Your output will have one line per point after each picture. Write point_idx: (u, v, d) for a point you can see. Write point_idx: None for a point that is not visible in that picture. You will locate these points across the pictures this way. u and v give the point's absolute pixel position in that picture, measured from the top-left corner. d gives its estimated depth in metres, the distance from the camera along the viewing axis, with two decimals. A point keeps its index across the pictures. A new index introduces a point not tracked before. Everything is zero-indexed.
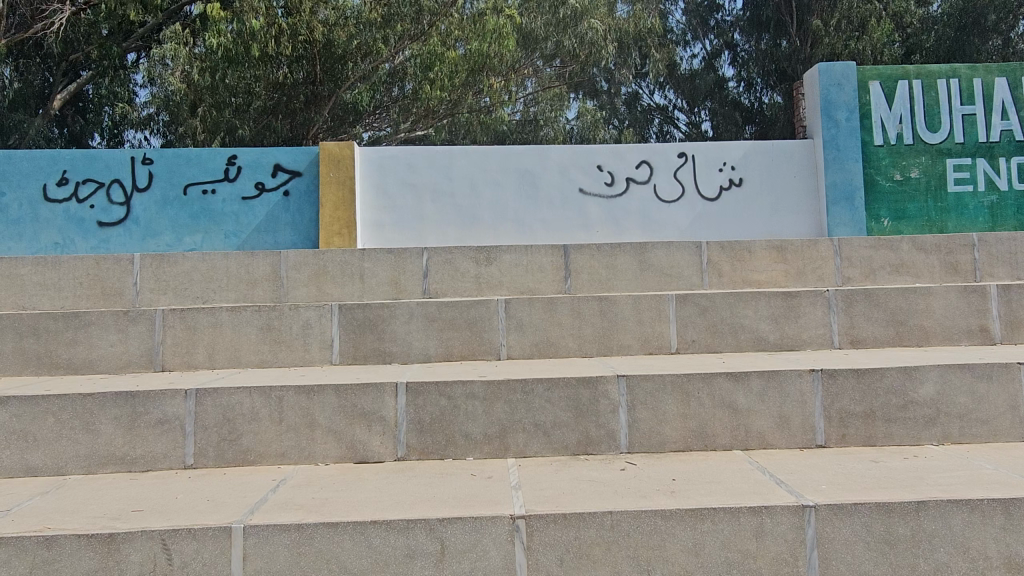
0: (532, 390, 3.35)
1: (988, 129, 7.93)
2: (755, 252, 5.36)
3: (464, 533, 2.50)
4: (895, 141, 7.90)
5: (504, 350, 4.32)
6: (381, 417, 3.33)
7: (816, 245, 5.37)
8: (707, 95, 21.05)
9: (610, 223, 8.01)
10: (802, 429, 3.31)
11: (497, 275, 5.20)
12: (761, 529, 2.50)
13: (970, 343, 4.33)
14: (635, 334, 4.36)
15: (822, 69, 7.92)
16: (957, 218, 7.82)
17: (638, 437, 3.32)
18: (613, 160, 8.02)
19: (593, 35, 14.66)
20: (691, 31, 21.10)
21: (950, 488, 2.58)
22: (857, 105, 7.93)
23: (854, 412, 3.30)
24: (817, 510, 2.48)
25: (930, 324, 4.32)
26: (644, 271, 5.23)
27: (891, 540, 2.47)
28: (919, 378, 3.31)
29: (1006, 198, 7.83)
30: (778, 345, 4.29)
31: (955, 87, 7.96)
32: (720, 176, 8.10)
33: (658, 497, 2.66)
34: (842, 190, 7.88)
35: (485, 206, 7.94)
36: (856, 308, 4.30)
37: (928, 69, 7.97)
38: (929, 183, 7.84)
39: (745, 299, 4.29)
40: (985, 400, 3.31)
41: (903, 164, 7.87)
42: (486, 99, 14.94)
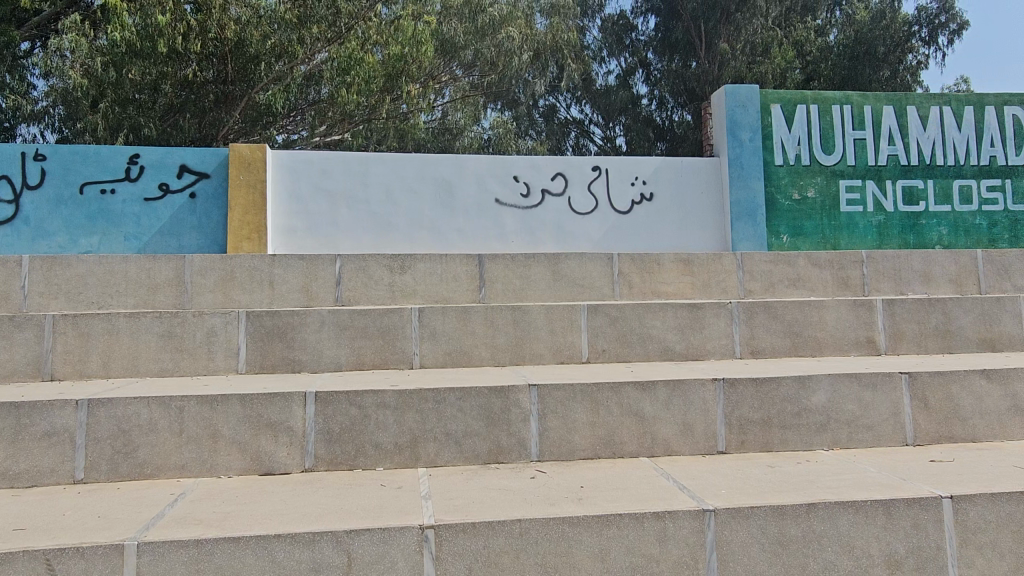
0: (444, 398, 3.34)
1: (877, 154, 8.43)
2: (664, 264, 5.54)
3: (372, 545, 2.46)
4: (794, 162, 8.33)
5: (417, 359, 4.29)
6: (288, 427, 3.24)
7: (721, 258, 5.58)
8: (620, 111, 21.47)
9: (526, 234, 8.09)
10: (704, 436, 3.44)
11: (411, 283, 5.16)
12: (664, 533, 2.57)
13: (858, 353, 4.59)
14: (547, 344, 4.41)
15: (728, 91, 8.28)
16: (848, 236, 8.28)
17: (549, 445, 3.36)
18: (529, 171, 8.12)
19: (510, 44, 15.04)
20: (607, 48, 21.54)
21: (838, 491, 2.73)
22: (759, 126, 8.33)
23: (753, 419, 3.45)
24: (716, 514, 2.58)
25: (823, 335, 4.57)
26: (558, 281, 5.30)
27: (784, 541, 2.59)
28: (812, 387, 3.49)
29: (892, 218, 8.32)
30: (684, 354, 4.45)
31: (847, 113, 8.45)
32: (632, 190, 8.33)
33: (566, 504, 2.70)
34: (746, 207, 8.24)
35: (400, 213, 7.87)
36: (756, 319, 4.51)
37: (824, 95, 8.43)
38: (824, 203, 8.29)
39: (653, 309, 4.43)
40: (870, 407, 3.51)
41: (801, 184, 8.31)
42: (404, 106, 14.81)
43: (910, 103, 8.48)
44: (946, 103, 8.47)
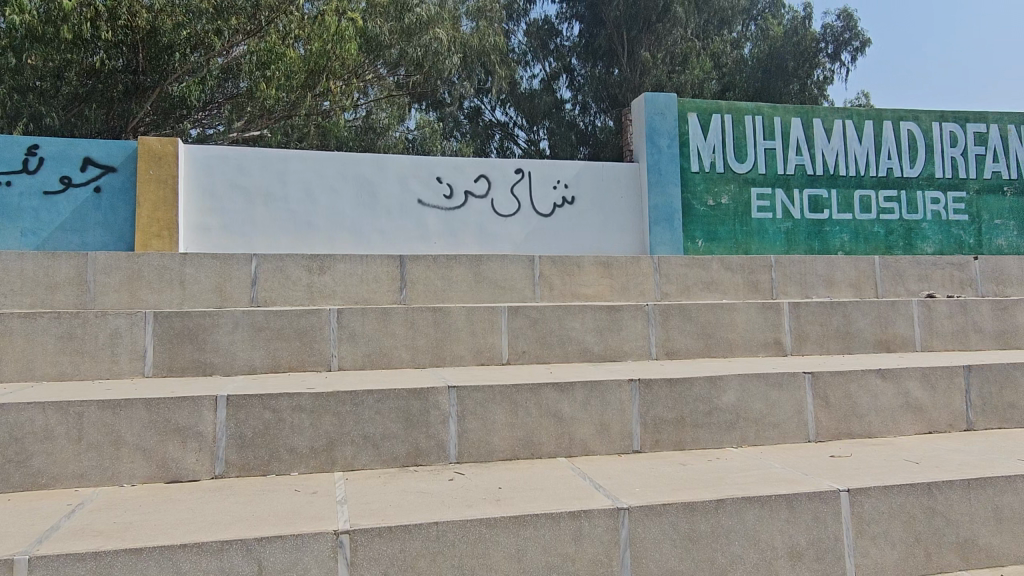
0: (362, 401, 3.29)
1: (786, 163, 8.80)
2: (584, 267, 5.62)
3: (284, 553, 2.39)
4: (709, 169, 8.61)
5: (335, 361, 4.20)
6: (197, 432, 3.12)
7: (638, 261, 5.70)
8: (544, 116, 21.55)
9: (449, 235, 8.07)
10: (620, 435, 3.51)
11: (330, 284, 5.05)
12: (579, 532, 2.60)
13: (766, 354, 4.78)
14: (468, 345, 4.41)
15: (647, 98, 8.49)
16: (759, 242, 8.62)
17: (468, 447, 3.35)
18: (452, 172, 8.10)
19: (438, 44, 14.95)
20: (531, 52, 21.70)
21: (746, 487, 2.83)
22: (677, 133, 8.57)
23: (667, 418, 3.54)
24: (630, 512, 2.63)
25: (734, 337, 4.74)
26: (479, 283, 5.30)
27: (694, 536, 2.65)
28: (722, 386, 3.61)
29: (799, 225, 8.71)
30: (602, 355, 4.52)
31: (759, 124, 8.79)
32: (554, 193, 8.42)
33: (483, 506, 2.70)
34: (663, 211, 8.46)
35: (320, 212, 7.71)
36: (671, 321, 4.63)
37: (737, 106, 8.75)
38: (737, 209, 8.60)
39: (572, 311, 4.49)
40: (776, 406, 3.66)
41: (715, 191, 8.59)
42: (326, 104, 14.55)
43: (816, 116, 8.90)
44: (848, 117, 8.94)
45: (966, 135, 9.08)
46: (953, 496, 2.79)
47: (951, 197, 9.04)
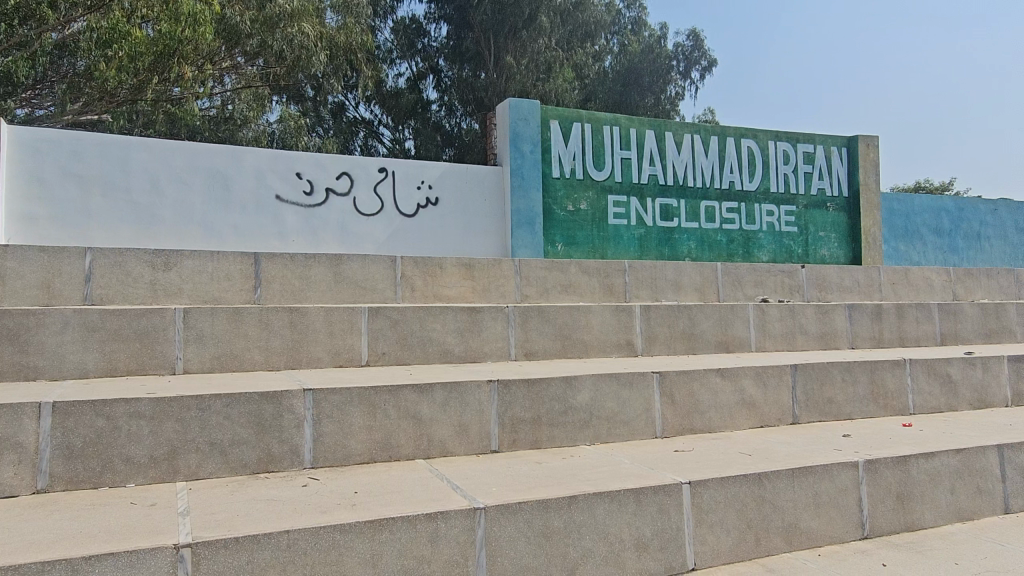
0: (209, 406, 3.11)
1: (640, 172, 9.24)
2: (446, 268, 5.63)
3: (116, 571, 2.21)
4: (569, 175, 8.88)
5: (180, 363, 3.94)
6: (17, 443, 2.82)
7: (500, 264, 5.79)
8: (409, 114, 21.51)
9: (308, 233, 7.81)
10: (478, 436, 3.54)
11: (176, 282, 4.73)
12: (436, 534, 2.59)
13: (619, 354, 4.99)
14: (325, 347, 4.28)
15: (511, 104, 8.62)
16: (614, 247, 8.99)
17: (324, 451, 3.25)
18: (313, 168, 7.84)
19: (303, 38, 14.44)
20: (397, 50, 21.45)
21: (598, 482, 2.93)
22: (539, 139, 8.78)
23: (524, 418, 3.62)
24: (487, 511, 2.64)
25: (589, 338, 4.92)
26: (339, 283, 5.17)
27: (548, 533, 2.70)
28: (577, 386, 3.74)
29: (651, 232, 9.17)
30: (462, 356, 4.55)
31: (616, 134, 9.17)
32: (417, 194, 8.37)
33: (338, 512, 2.63)
34: (525, 215, 8.63)
35: (167, 205, 7.22)
36: (530, 322, 4.74)
37: (596, 116, 9.08)
38: (594, 215, 8.93)
39: (434, 313, 4.48)
40: (626, 404, 3.83)
41: (574, 197, 8.88)
42: (177, 89, 13.71)
43: (668, 129, 9.41)
44: (696, 132, 9.52)
45: (796, 153, 9.93)
46: (780, 484, 3.00)
47: (783, 210, 9.86)
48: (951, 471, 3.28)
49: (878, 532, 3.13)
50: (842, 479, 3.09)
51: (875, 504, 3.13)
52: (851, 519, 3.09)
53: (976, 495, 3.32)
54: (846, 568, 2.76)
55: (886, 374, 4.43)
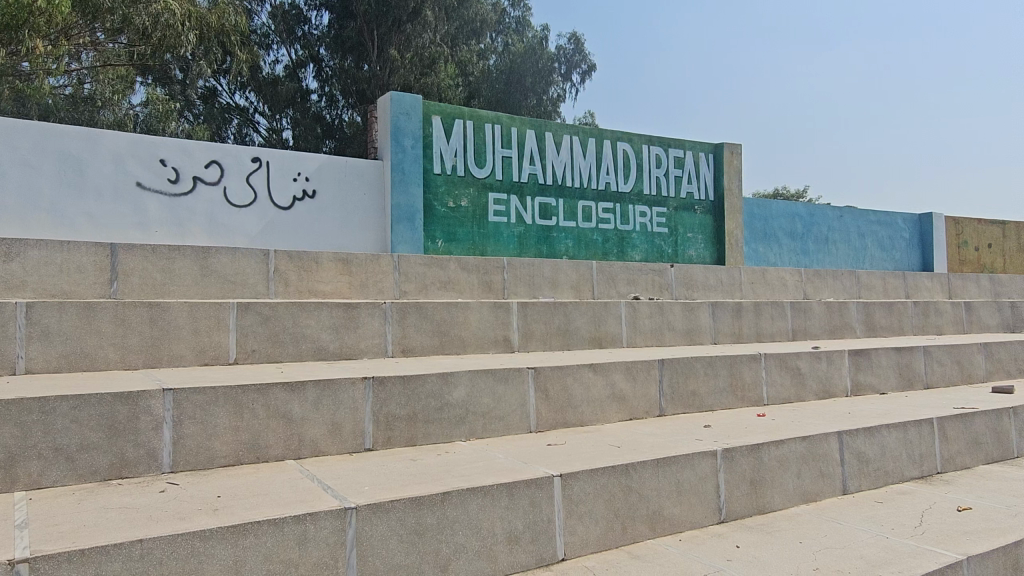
0: (54, 408, 2.87)
1: (521, 171, 9.35)
2: (322, 263, 5.47)
3: None
4: (450, 172, 8.85)
5: (23, 363, 3.61)
6: None
7: (378, 260, 5.69)
8: (287, 104, 20.71)
9: (174, 224, 7.36)
10: (352, 434, 3.46)
11: (19, 274, 4.33)
12: (304, 536, 2.44)
13: (496, 351, 5.04)
14: (189, 344, 4.05)
15: (393, 97, 8.49)
16: (494, 244, 9.06)
17: (185, 454, 3.08)
18: (179, 156, 7.41)
19: (168, 17, 13.45)
20: (275, 36, 20.59)
21: (471, 478, 2.91)
22: (421, 135, 8.70)
23: (399, 415, 3.57)
24: (358, 511, 2.53)
25: (467, 334, 4.93)
26: (206, 277, 4.90)
27: (421, 530, 2.63)
28: (454, 382, 3.74)
29: (530, 230, 9.32)
30: (337, 354, 4.44)
31: (497, 132, 9.24)
32: (293, 186, 8.10)
33: (198, 518, 2.49)
34: (406, 211, 8.53)
35: (9, 190, 6.58)
36: (408, 319, 4.70)
37: (478, 113, 9.10)
38: (475, 213, 8.96)
39: (307, 309, 4.34)
40: (502, 399, 3.87)
41: (455, 194, 8.87)
42: (26, 64, 12.61)
43: (547, 129, 9.58)
44: (574, 133, 9.75)
45: (667, 158, 10.39)
46: (646, 474, 3.12)
47: (655, 212, 10.30)
48: (799, 457, 3.53)
49: (733, 516, 3.32)
50: (702, 467, 3.26)
51: (731, 490, 3.32)
52: (709, 505, 3.27)
53: (819, 478, 3.59)
54: (704, 552, 2.90)
55: (744, 368, 4.72)
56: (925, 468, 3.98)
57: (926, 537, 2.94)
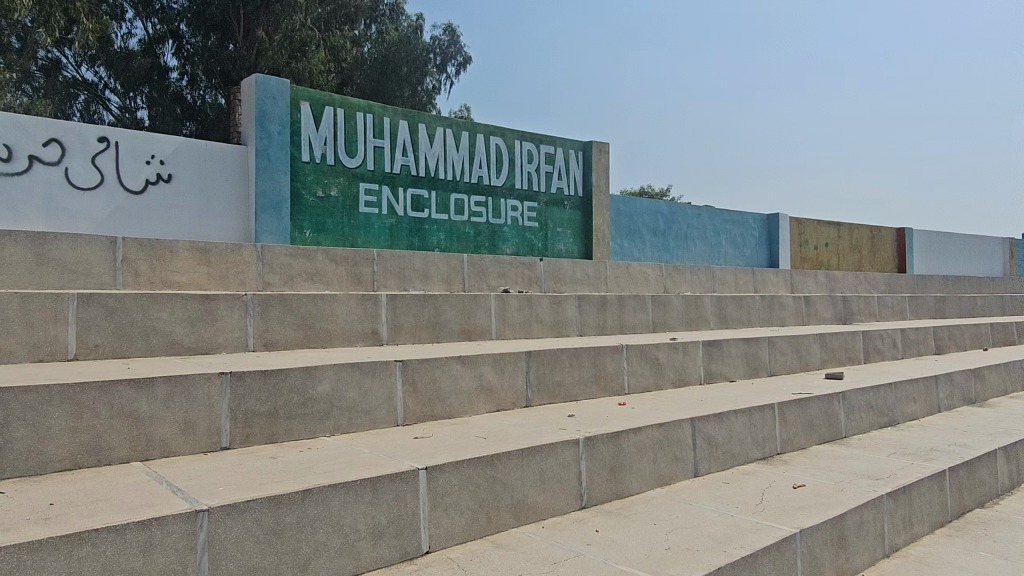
0: None
1: (393, 162, 9.20)
2: (177, 252, 5.14)
3: None
4: (320, 160, 8.57)
5: None
6: None
7: (240, 249, 5.43)
8: (142, 81, 19.36)
9: (5, 207, 6.71)
10: (207, 433, 3.28)
11: None
12: (149, 543, 2.26)
13: (363, 344, 4.94)
14: (21, 340, 3.69)
15: (259, 80, 8.08)
16: (364, 235, 8.87)
17: (13, 459, 2.79)
18: (11, 131, 6.75)
19: None
20: (129, 7, 19.01)
21: (334, 474, 2.82)
22: (288, 121, 8.36)
23: (259, 412, 3.42)
24: (210, 513, 2.37)
25: (333, 327, 4.80)
26: (43, 266, 4.48)
27: (279, 530, 2.51)
28: (318, 376, 3.63)
29: (402, 222, 9.19)
30: (192, 348, 4.19)
31: (369, 122, 9.04)
32: (146, 169, 7.58)
33: (27, 528, 2.26)
34: (271, 199, 8.18)
35: None
36: (271, 311, 4.51)
37: (349, 101, 8.87)
38: (345, 203, 8.73)
39: (160, 300, 4.07)
40: (369, 393, 3.79)
41: (324, 183, 8.59)
42: None
43: (421, 121, 9.49)
44: (448, 126, 9.71)
45: (539, 153, 10.58)
46: (511, 464, 3.16)
47: (526, 206, 10.46)
48: (655, 443, 3.70)
49: (594, 501, 3.43)
50: (564, 455, 3.35)
51: (592, 477, 3.43)
52: (571, 491, 3.36)
53: (673, 462, 3.78)
54: (566, 538, 2.98)
55: (607, 359, 4.90)
56: (767, 450, 4.29)
57: (765, 514, 3.18)
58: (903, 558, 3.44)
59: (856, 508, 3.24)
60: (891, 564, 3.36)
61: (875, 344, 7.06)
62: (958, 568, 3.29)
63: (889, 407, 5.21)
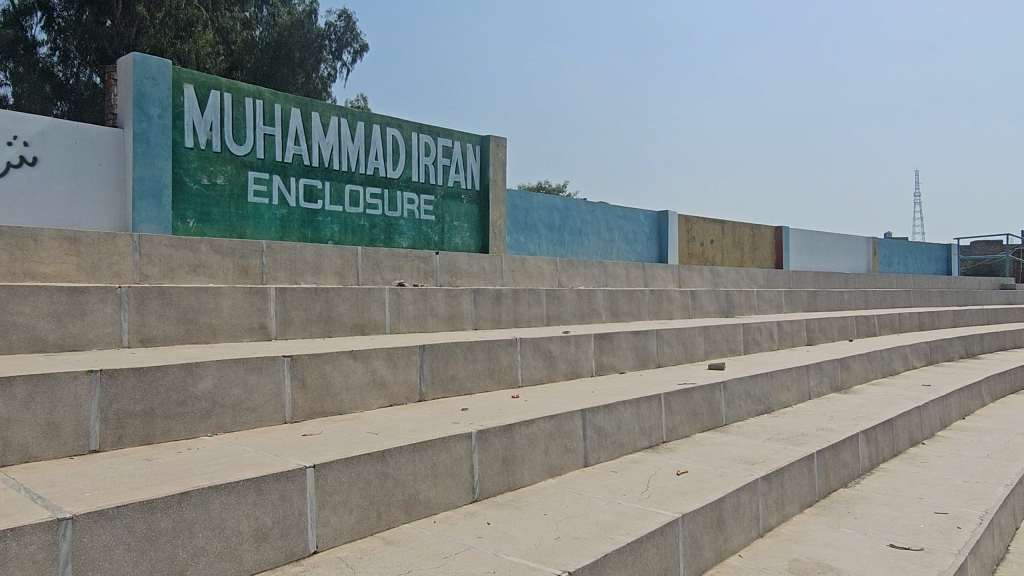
0: None
1: (284, 151, 8.88)
2: (42, 241, 4.76)
3: None
4: (205, 146, 8.14)
5: None
6: None
7: (114, 239, 5.08)
8: (6, 55, 17.91)
9: None
10: (74, 436, 3.05)
11: None
12: (2, 556, 2.07)
13: (250, 339, 4.74)
14: None
15: (137, 59, 7.61)
16: (254, 226, 8.51)
17: None
18: None
19: None
20: None
21: (215, 475, 2.69)
22: (170, 104, 7.90)
23: (133, 411, 3.22)
24: (75, 521, 2.21)
25: (217, 322, 4.59)
26: None
27: (153, 536, 2.36)
28: (198, 373, 3.45)
29: (293, 213, 8.89)
30: (59, 345, 3.90)
31: (258, 108, 8.67)
32: (7, 150, 7.05)
33: None
34: (150, 186, 7.71)
35: None
36: (148, 306, 4.24)
37: (237, 86, 8.48)
38: (232, 191, 8.34)
39: (20, 293, 3.75)
40: (254, 390, 3.64)
41: (210, 170, 8.18)
42: None
43: (314, 109, 9.20)
44: (343, 115, 9.47)
45: (436, 146, 10.49)
46: (402, 459, 3.12)
47: (422, 199, 10.37)
48: (546, 434, 3.76)
49: (486, 494, 3.44)
50: (457, 449, 3.34)
51: (484, 469, 3.44)
52: (463, 485, 3.35)
53: (564, 453, 3.85)
54: (457, 532, 2.97)
55: (501, 352, 4.93)
56: (653, 438, 4.44)
57: (650, 500, 3.29)
58: (776, 537, 3.65)
59: (734, 492, 3.41)
60: (765, 543, 3.56)
61: (754, 336, 7.46)
62: (823, 544, 3.52)
63: (765, 395, 5.51)
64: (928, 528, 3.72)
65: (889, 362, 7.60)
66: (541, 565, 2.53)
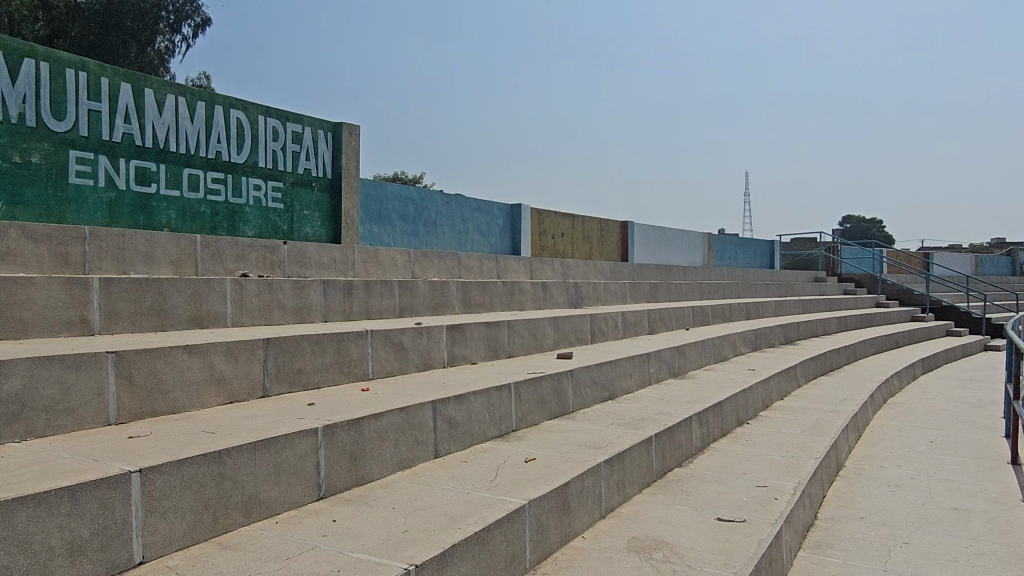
0: None
1: (114, 129, 7.65)
2: None
3: None
4: (15, 120, 6.81)
5: None
6: None
7: None
8: None
9: None
10: None
11: None
12: None
13: (69, 334, 4.32)
14: None
15: None
16: (75, 211, 7.34)
17: None
18: None
19: None
20: None
21: (21, 486, 2.41)
22: None
23: None
24: None
25: (28, 316, 4.14)
26: None
27: None
28: (3, 372, 3.10)
29: (122, 197, 7.75)
30: None
31: (83, 80, 7.38)
32: None
33: None
34: None
35: None
36: None
37: (56, 53, 7.17)
38: (48, 172, 7.10)
39: None
40: (72, 390, 3.32)
41: (21, 147, 6.89)
42: None
43: (148, 86, 7.98)
44: (181, 94, 8.30)
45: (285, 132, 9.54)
46: (241, 459, 2.96)
47: (270, 185, 9.43)
48: (395, 428, 3.71)
49: (332, 490, 3.34)
50: (301, 446, 3.22)
51: (330, 466, 3.34)
52: (308, 482, 3.24)
53: (414, 445, 3.82)
54: (299, 531, 2.87)
55: (350, 345, 4.81)
56: (503, 427, 4.52)
57: (498, 488, 3.33)
58: (616, 517, 3.82)
59: (578, 477, 3.53)
60: (606, 523, 3.72)
61: (600, 326, 7.77)
62: (659, 521, 3.74)
63: (609, 382, 5.75)
64: (750, 501, 4.05)
65: (720, 349, 8.18)
66: (387, 559, 2.50)
